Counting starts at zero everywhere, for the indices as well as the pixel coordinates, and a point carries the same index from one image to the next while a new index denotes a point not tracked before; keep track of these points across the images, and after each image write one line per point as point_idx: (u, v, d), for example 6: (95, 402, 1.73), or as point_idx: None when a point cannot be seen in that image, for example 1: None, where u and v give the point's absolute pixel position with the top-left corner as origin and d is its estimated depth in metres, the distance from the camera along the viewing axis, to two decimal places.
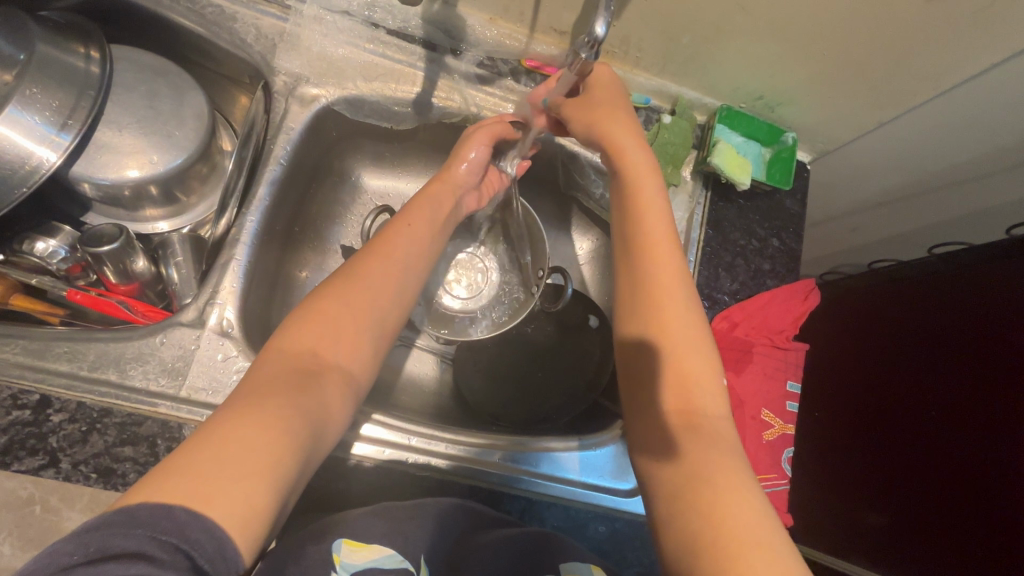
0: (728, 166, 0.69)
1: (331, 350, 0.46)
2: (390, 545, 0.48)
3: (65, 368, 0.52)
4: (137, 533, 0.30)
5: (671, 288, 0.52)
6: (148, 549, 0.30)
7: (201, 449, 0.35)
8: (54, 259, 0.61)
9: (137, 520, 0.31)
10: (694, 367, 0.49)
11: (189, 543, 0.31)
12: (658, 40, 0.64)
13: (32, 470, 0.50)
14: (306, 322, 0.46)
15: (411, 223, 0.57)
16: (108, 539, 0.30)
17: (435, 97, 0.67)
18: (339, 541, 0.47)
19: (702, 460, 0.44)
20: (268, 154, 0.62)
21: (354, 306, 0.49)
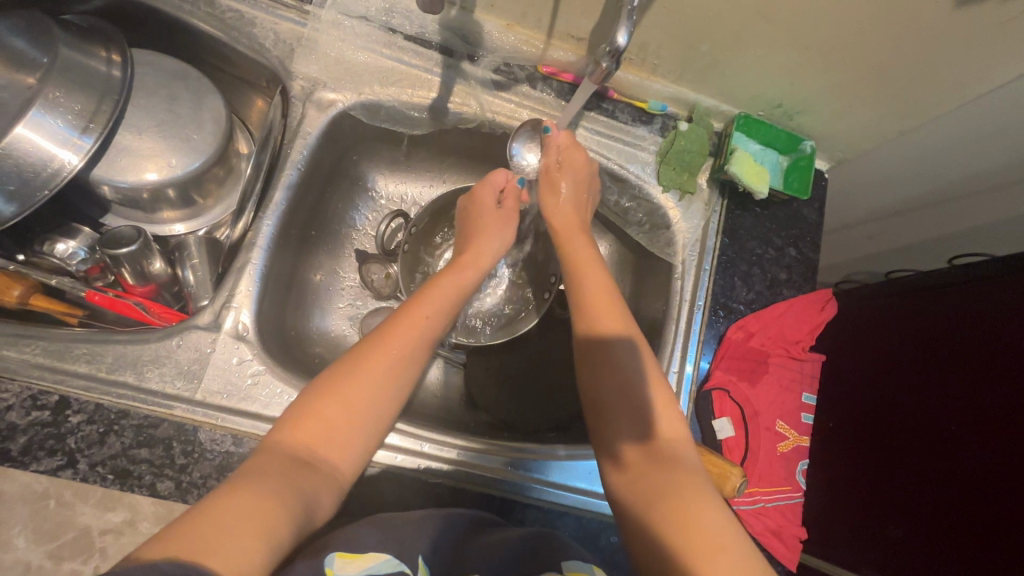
0: (746, 173, 0.68)
1: (327, 446, 0.45)
2: (386, 551, 0.46)
3: (84, 370, 0.52)
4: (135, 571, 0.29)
5: (604, 306, 0.55)
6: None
7: (197, 518, 0.36)
8: (75, 260, 0.62)
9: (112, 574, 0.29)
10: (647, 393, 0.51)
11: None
12: (676, 48, 0.64)
13: (50, 470, 0.49)
14: (300, 416, 0.45)
15: (424, 294, 0.56)
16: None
17: (451, 103, 0.67)
18: (331, 556, 0.44)
19: (666, 482, 0.45)
20: (286, 159, 0.63)
21: (352, 400, 0.47)
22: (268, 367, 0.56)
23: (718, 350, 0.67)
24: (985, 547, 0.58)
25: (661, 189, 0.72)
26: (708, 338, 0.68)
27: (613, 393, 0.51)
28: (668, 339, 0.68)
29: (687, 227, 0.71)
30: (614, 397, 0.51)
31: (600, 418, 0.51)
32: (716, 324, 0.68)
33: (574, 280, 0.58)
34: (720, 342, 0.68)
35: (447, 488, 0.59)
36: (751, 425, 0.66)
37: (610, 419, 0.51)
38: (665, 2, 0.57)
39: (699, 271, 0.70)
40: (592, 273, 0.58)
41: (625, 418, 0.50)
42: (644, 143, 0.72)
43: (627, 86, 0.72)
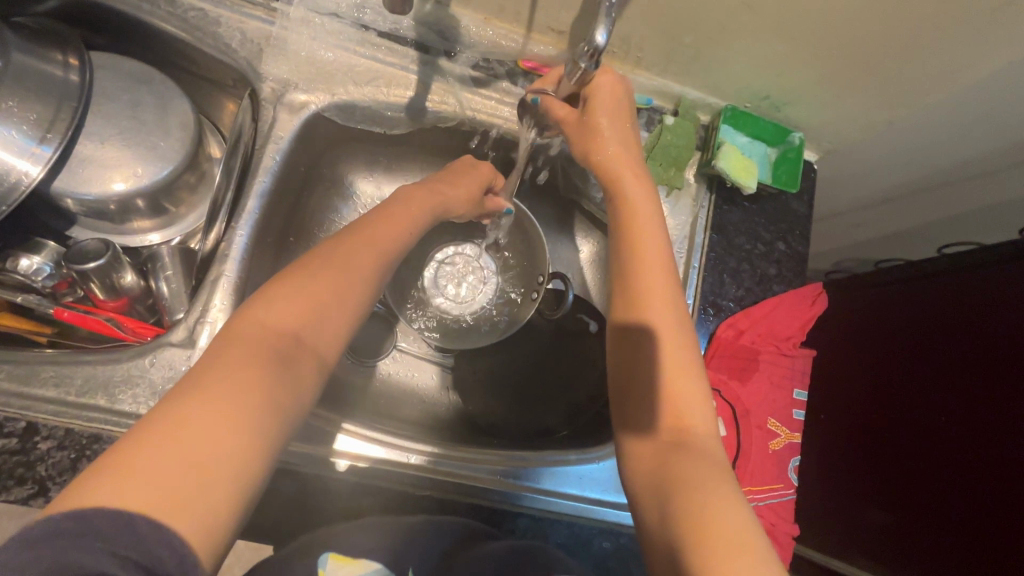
0: (733, 168, 0.67)
1: (303, 339, 0.42)
2: (377, 560, 0.46)
3: (52, 394, 0.50)
4: (99, 550, 0.28)
5: (659, 299, 0.52)
6: (109, 568, 0.28)
7: (151, 439, 0.32)
8: (40, 276, 0.59)
9: (96, 533, 0.29)
10: (681, 381, 0.49)
11: (150, 561, 0.29)
12: (660, 40, 0.62)
13: (21, 500, 0.48)
14: (265, 319, 0.41)
15: (395, 212, 0.53)
16: (64, 555, 0.28)
17: (429, 101, 0.65)
18: (326, 555, 0.45)
19: (693, 466, 0.44)
20: (257, 165, 0.60)
21: (322, 293, 0.43)
22: None
23: (709, 349, 0.66)
24: (978, 501, 0.58)
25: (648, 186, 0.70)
26: (698, 338, 0.66)
27: (652, 375, 0.49)
28: None
29: (675, 223, 0.70)
30: (653, 380, 0.49)
31: (629, 391, 0.50)
32: (706, 322, 0.66)
33: (630, 256, 0.54)
34: (710, 341, 0.66)
35: (435, 500, 0.58)
36: (742, 424, 0.65)
37: (647, 399, 0.49)
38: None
39: (688, 268, 0.68)
40: (642, 241, 0.54)
41: (650, 410, 0.48)
42: None
43: None
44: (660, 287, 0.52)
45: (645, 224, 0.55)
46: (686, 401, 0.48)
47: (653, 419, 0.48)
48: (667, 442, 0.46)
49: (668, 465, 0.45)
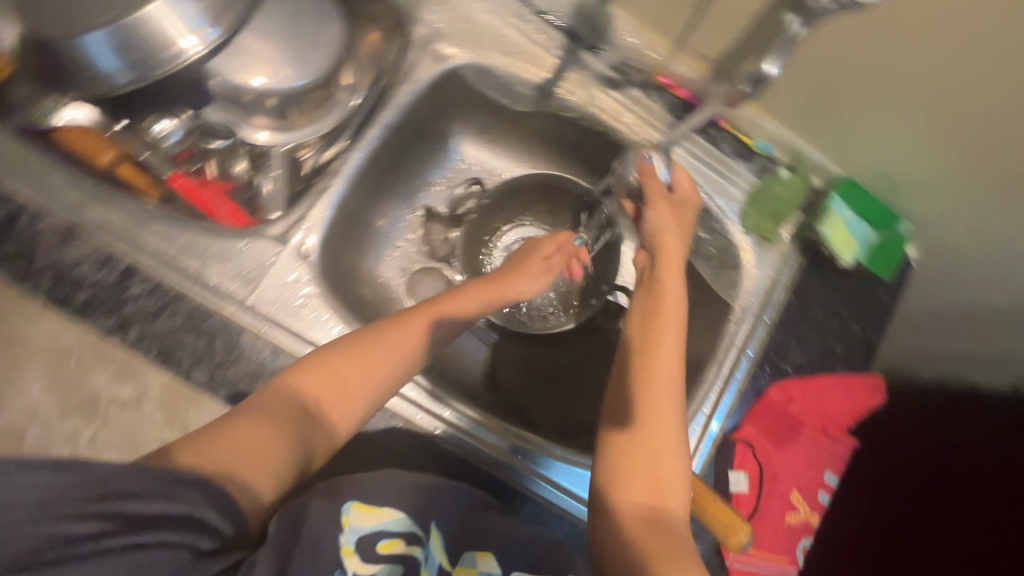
0: (835, 238, 0.67)
1: (330, 406, 0.48)
2: (402, 509, 0.47)
3: (156, 246, 0.54)
4: (143, 479, 0.38)
5: (668, 368, 0.55)
6: (155, 499, 0.38)
7: (221, 438, 0.43)
8: (168, 140, 0.64)
9: (136, 472, 0.38)
10: (668, 457, 0.51)
11: (183, 504, 0.39)
12: (803, 92, 0.62)
13: (104, 329, 0.51)
14: (319, 365, 0.49)
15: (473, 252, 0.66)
16: (117, 485, 0.37)
17: (561, 88, 0.67)
18: (350, 502, 0.46)
19: (660, 546, 0.47)
20: (390, 99, 0.63)
21: (366, 373, 0.50)
22: (320, 294, 0.57)
23: (754, 406, 0.66)
24: None
25: (742, 230, 0.70)
26: (747, 390, 0.66)
27: (639, 449, 0.52)
28: (705, 381, 0.66)
29: (757, 274, 0.70)
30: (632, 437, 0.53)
31: (619, 451, 0.53)
32: (759, 378, 0.66)
33: (652, 319, 0.58)
34: (758, 398, 0.66)
35: (456, 458, 0.59)
36: (765, 487, 0.64)
37: (630, 461, 0.52)
38: (807, 47, 0.57)
39: (757, 320, 0.68)
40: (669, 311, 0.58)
41: (638, 474, 0.51)
42: (738, 179, 0.70)
43: (738, 118, 0.69)
44: (667, 361, 0.55)
45: (671, 299, 0.59)
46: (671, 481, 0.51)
47: (631, 482, 0.51)
48: (645, 518, 0.49)
49: (635, 530, 0.49)
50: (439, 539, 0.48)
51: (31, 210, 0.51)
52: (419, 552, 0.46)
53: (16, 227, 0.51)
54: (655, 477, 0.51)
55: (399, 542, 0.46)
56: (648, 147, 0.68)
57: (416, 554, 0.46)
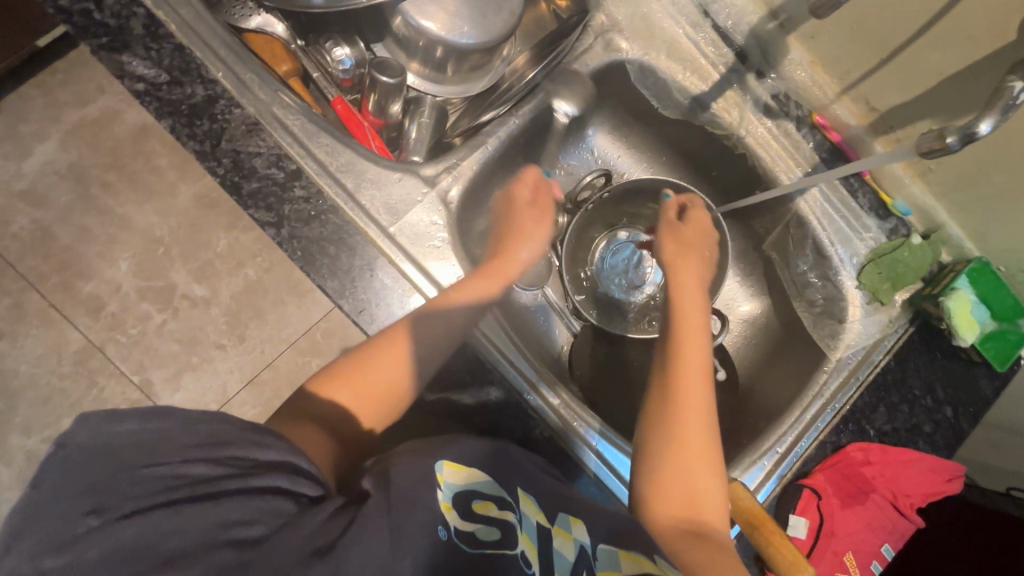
0: (959, 314, 0.65)
1: (374, 395, 0.51)
2: (488, 472, 0.45)
3: (321, 158, 0.57)
4: (233, 427, 0.37)
5: (691, 393, 0.54)
6: (249, 448, 0.36)
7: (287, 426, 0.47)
8: (339, 66, 0.68)
9: (224, 420, 0.37)
10: (701, 475, 0.51)
11: (272, 458, 0.37)
12: (967, 165, 0.61)
13: (260, 222, 0.54)
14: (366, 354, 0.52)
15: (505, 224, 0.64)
16: (215, 431, 0.36)
17: (717, 104, 0.67)
18: (441, 461, 0.43)
19: (708, 561, 0.47)
20: (556, 75, 0.66)
21: (406, 351, 0.52)
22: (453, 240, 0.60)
23: (829, 457, 0.65)
24: None
25: (856, 284, 0.69)
26: (826, 441, 0.66)
27: (671, 466, 0.51)
28: (786, 421, 0.67)
29: (861, 331, 0.69)
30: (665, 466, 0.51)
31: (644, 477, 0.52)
32: (840, 433, 0.66)
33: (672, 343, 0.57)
34: (835, 451, 0.66)
35: (539, 428, 0.58)
36: (820, 540, 0.63)
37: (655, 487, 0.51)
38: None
39: (851, 376, 0.68)
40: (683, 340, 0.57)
41: (673, 497, 0.50)
42: (865, 234, 0.69)
43: (885, 173, 0.68)
44: (692, 389, 0.54)
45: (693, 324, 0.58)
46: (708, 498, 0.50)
47: (665, 503, 0.50)
48: (684, 532, 0.49)
49: (679, 549, 0.48)
50: (531, 502, 0.46)
51: (229, 97, 0.55)
52: (512, 515, 0.43)
53: (210, 110, 0.54)
54: (688, 494, 0.50)
55: (492, 504, 0.43)
56: (782, 179, 0.67)
57: (510, 519, 0.43)
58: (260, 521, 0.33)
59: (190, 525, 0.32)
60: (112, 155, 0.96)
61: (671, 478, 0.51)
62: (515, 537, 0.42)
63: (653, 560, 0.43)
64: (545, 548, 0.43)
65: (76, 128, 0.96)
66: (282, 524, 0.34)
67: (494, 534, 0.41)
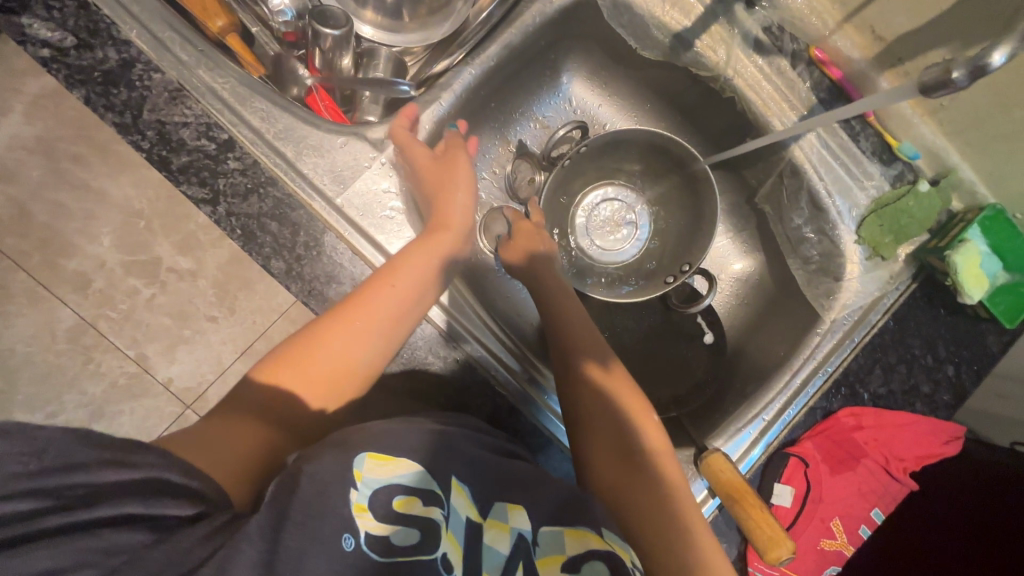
0: (966, 270, 0.59)
1: (340, 378, 0.46)
2: (419, 462, 0.41)
3: (255, 124, 0.52)
4: (94, 450, 0.33)
5: (584, 347, 0.55)
6: (107, 472, 0.33)
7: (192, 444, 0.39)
8: (279, 19, 0.62)
9: (90, 442, 0.33)
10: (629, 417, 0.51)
11: (142, 480, 0.33)
12: (983, 98, 0.54)
13: (194, 199, 0.50)
14: (317, 335, 0.46)
15: (451, 186, 0.57)
16: (69, 453, 0.32)
17: (701, 41, 0.60)
18: (363, 455, 0.39)
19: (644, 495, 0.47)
20: (516, 17, 0.58)
21: (376, 318, 0.48)
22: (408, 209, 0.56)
23: (820, 424, 0.62)
24: None
25: (855, 239, 0.63)
26: (815, 407, 0.62)
27: (602, 421, 0.50)
28: (775, 386, 0.63)
29: (859, 289, 0.64)
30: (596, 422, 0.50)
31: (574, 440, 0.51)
32: (831, 398, 0.62)
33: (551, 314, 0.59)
34: (826, 417, 0.62)
35: (507, 404, 0.56)
36: (807, 507, 0.61)
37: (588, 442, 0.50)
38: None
39: (845, 338, 0.63)
40: (568, 308, 0.59)
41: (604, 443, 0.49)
42: (866, 182, 0.63)
43: (891, 114, 0.62)
44: (586, 337, 0.56)
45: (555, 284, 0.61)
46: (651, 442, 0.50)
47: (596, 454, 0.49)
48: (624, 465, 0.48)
49: (618, 484, 0.47)
50: (465, 493, 0.42)
51: (146, 59, 0.50)
52: (439, 513, 0.40)
53: (126, 75, 0.49)
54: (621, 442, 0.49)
55: (416, 501, 0.40)
56: (775, 125, 0.60)
57: (435, 517, 0.39)
58: (91, 564, 0.30)
59: (18, 570, 0.29)
60: (78, 123, 0.73)
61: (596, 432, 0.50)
62: (438, 538, 0.39)
63: (599, 533, 0.41)
64: (473, 546, 0.40)
65: (37, 101, 0.73)
66: (124, 561, 0.31)
67: (411, 538, 0.38)
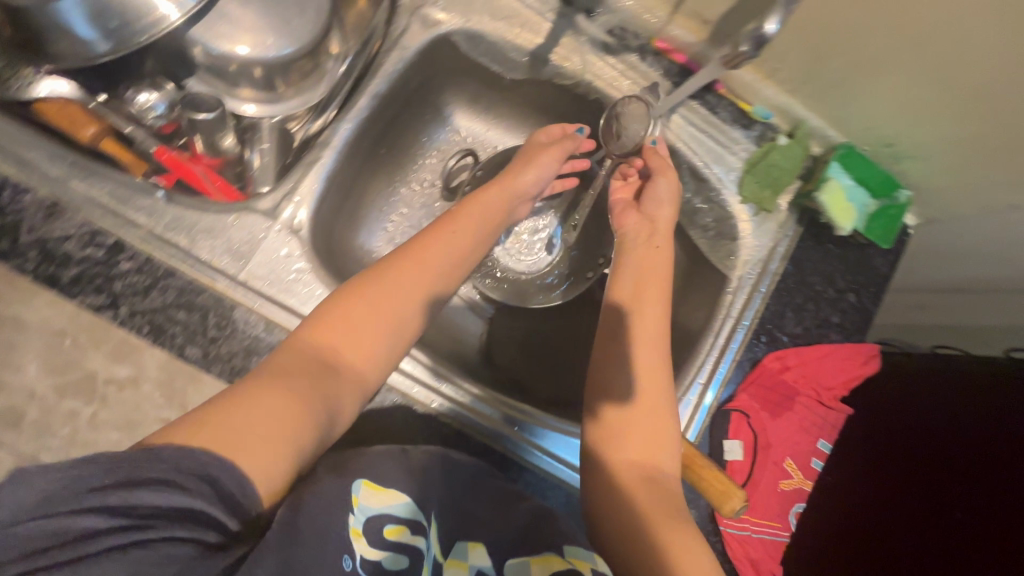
0: (833, 205, 0.66)
1: (349, 361, 0.48)
2: (405, 493, 0.48)
3: (142, 221, 0.53)
4: (160, 467, 0.35)
5: (647, 340, 0.57)
6: (172, 480, 0.36)
7: (215, 419, 0.40)
8: (152, 114, 0.62)
9: (160, 457, 0.36)
10: (654, 419, 0.53)
11: (211, 481, 0.37)
12: (804, 55, 0.59)
13: (93, 307, 0.50)
14: (330, 318, 0.49)
15: (473, 199, 0.61)
16: (134, 472, 0.35)
17: (555, 55, 0.65)
18: (359, 482, 0.46)
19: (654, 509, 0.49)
20: (378, 67, 0.62)
21: (377, 310, 0.50)
22: (312, 269, 0.57)
23: (749, 374, 0.66)
24: None
25: (739, 200, 0.69)
26: (742, 360, 0.66)
27: (641, 422, 0.53)
28: (703, 348, 0.66)
29: (754, 244, 0.69)
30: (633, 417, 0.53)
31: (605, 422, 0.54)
32: (754, 348, 0.67)
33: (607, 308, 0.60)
34: (753, 367, 0.66)
35: (453, 430, 0.59)
36: (760, 455, 0.65)
37: (623, 436, 0.53)
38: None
39: (753, 291, 0.68)
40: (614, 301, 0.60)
41: (632, 441, 0.53)
42: (735, 147, 0.68)
43: (737, 83, 0.67)
44: (643, 325, 0.57)
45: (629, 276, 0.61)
46: (663, 466, 0.52)
47: (621, 459, 0.52)
48: (641, 477, 0.51)
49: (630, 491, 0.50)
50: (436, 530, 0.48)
51: (16, 183, 0.51)
52: (421, 542, 0.46)
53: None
54: (652, 465, 0.52)
55: (406, 528, 0.46)
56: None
57: (419, 545, 0.45)
58: None
59: None
60: None
61: (631, 432, 0.53)
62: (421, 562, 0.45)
63: (562, 555, 0.47)
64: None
65: None
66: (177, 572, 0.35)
67: (400, 562, 0.44)
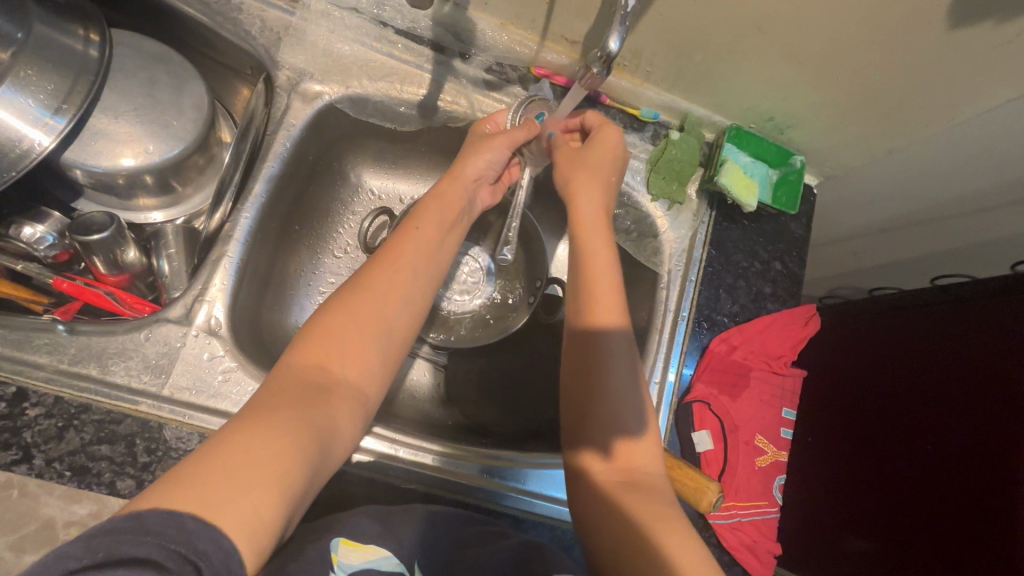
0: (733, 184, 0.67)
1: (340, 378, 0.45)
2: (386, 547, 0.44)
3: (45, 361, 0.50)
4: (147, 541, 0.30)
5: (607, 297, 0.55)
6: (158, 557, 0.30)
7: (201, 474, 0.34)
8: (42, 246, 0.58)
9: (145, 528, 0.30)
10: (629, 405, 0.52)
11: (196, 555, 0.31)
12: (669, 55, 0.63)
13: (4, 465, 0.47)
14: (318, 335, 0.46)
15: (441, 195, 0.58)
16: (116, 546, 0.29)
17: (441, 100, 0.66)
18: (336, 540, 0.43)
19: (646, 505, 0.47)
20: (268, 148, 0.61)
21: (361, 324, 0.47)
22: (240, 366, 0.55)
23: (700, 362, 0.67)
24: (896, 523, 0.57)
25: (650, 198, 0.71)
26: (691, 349, 0.67)
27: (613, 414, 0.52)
28: (651, 347, 0.67)
29: (674, 236, 0.71)
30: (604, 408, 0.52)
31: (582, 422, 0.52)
32: (700, 335, 0.68)
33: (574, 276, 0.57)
34: (703, 354, 0.67)
35: (420, 494, 0.57)
36: (729, 438, 0.65)
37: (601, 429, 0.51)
38: (662, 7, 0.56)
39: (684, 281, 0.69)
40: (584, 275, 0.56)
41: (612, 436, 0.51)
42: (635, 150, 0.71)
43: (620, 92, 0.70)
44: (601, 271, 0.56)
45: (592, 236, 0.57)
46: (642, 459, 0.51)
47: (605, 467, 0.50)
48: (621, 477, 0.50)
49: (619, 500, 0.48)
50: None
51: None
52: None
53: None
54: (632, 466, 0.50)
55: None
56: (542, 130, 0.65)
57: None
58: None
59: None
60: None
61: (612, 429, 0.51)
62: None
63: None
64: None
65: None
66: None
67: None
